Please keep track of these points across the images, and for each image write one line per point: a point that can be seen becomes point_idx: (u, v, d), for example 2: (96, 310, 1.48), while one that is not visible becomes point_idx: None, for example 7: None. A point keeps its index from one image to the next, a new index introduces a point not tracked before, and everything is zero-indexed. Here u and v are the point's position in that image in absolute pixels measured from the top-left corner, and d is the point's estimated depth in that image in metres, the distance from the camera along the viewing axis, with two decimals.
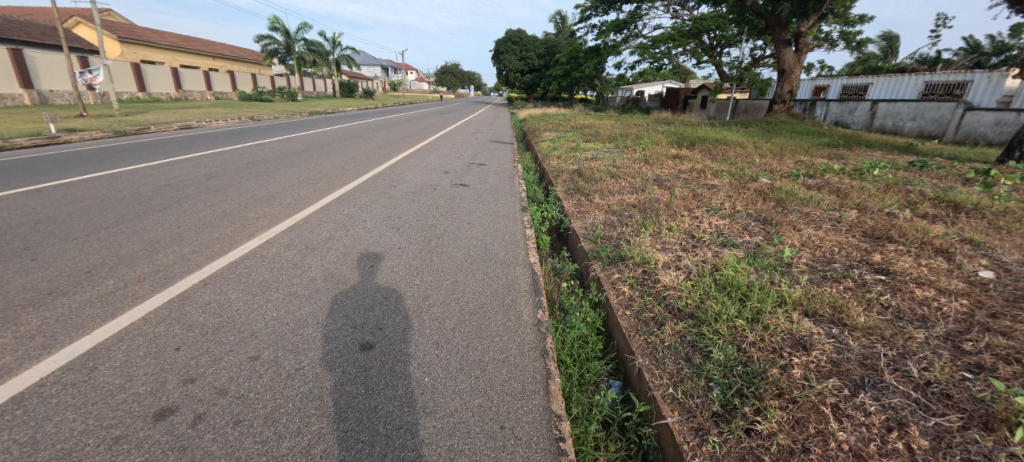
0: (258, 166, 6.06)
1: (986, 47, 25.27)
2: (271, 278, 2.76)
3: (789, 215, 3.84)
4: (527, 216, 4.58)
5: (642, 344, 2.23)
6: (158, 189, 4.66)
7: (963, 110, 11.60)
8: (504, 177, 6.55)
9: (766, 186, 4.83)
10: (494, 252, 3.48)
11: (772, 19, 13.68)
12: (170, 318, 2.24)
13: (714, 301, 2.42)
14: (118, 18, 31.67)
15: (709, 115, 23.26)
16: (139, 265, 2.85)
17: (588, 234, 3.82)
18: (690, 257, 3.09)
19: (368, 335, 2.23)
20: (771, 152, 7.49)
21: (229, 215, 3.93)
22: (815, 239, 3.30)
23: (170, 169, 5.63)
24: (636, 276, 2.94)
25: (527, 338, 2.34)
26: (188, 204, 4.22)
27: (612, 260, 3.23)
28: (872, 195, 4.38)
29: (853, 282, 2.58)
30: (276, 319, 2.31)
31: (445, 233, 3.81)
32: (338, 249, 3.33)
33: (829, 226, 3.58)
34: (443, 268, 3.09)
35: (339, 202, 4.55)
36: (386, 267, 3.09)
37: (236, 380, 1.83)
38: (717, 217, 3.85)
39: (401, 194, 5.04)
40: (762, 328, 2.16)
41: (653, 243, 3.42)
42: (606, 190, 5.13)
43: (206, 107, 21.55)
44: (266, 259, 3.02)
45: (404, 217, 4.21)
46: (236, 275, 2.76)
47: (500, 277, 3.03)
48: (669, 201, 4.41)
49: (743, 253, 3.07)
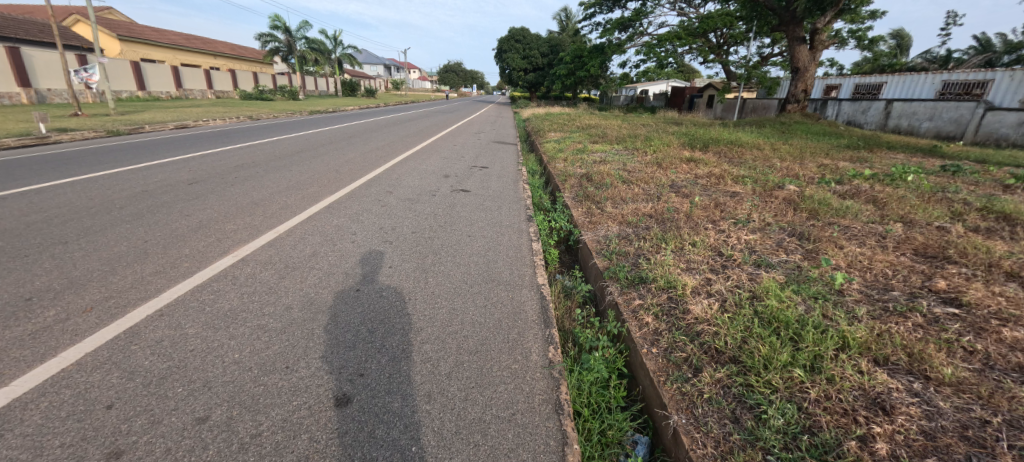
0: (246, 170, 5.70)
1: (998, 47, 24.69)
2: (239, 307, 2.37)
3: (826, 229, 3.44)
4: (534, 227, 4.20)
5: (676, 395, 1.84)
6: (133, 197, 4.29)
7: (983, 110, 11.21)
8: (508, 182, 6.17)
9: (795, 194, 4.42)
10: (498, 271, 3.10)
11: (786, 15, 13.23)
12: (108, 364, 1.87)
13: (760, 341, 2.02)
14: (120, 16, 31.49)
15: (716, 114, 22.81)
16: (88, 291, 2.47)
17: (601, 250, 3.44)
18: (722, 281, 2.68)
19: (345, 383, 1.85)
20: (791, 155, 7.06)
21: (204, 227, 3.55)
22: (862, 259, 2.89)
23: (151, 173, 5.28)
24: (660, 303, 2.55)
25: (537, 386, 1.95)
26: (163, 213, 3.86)
27: (631, 283, 2.84)
28: (914, 206, 3.95)
29: (922, 317, 2.18)
30: (237, 362, 1.93)
31: (444, 248, 3.43)
32: (321, 268, 2.94)
33: (874, 243, 3.17)
34: (439, 293, 2.70)
35: (329, 211, 4.17)
36: (374, 291, 2.69)
37: (173, 456, 1.45)
38: (746, 231, 3.45)
39: (396, 201, 4.67)
40: (827, 381, 1.76)
41: (676, 262, 3.03)
42: (618, 198, 4.73)
43: (205, 106, 21.18)
44: (238, 282, 2.64)
45: (398, 229, 3.83)
46: (199, 304, 2.38)
47: (506, 303, 2.65)
48: (689, 211, 4.01)
49: (784, 277, 2.67)
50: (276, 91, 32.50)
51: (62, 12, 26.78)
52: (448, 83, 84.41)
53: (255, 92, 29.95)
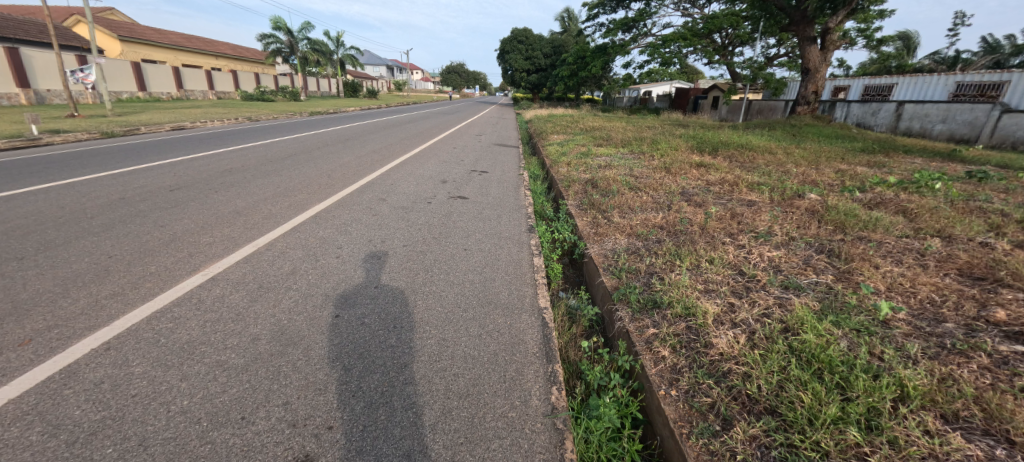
0: (234, 175, 5.43)
1: (1007, 48, 24.26)
2: (199, 339, 2.08)
3: (857, 244, 3.12)
4: (535, 239, 3.89)
5: (703, 455, 1.54)
6: (108, 205, 4.03)
7: (1000, 112, 10.86)
8: (508, 187, 5.88)
9: (818, 204, 4.09)
10: (495, 291, 2.80)
11: (796, 14, 12.96)
12: (32, 415, 1.59)
13: (802, 390, 1.71)
14: (121, 17, 31.43)
15: (721, 116, 22.45)
16: (31, 318, 2.18)
17: (610, 266, 3.15)
18: (748, 308, 2.37)
19: (309, 439, 1.56)
20: (805, 160, 6.72)
21: (177, 240, 3.27)
22: (903, 281, 2.59)
23: (133, 178, 5.02)
24: (679, 333, 2.24)
25: (537, 442, 1.63)
26: (135, 224, 3.58)
27: (644, 307, 2.54)
28: (950, 218, 3.62)
29: (989, 357, 1.86)
30: (184, 412, 1.64)
31: (436, 265, 3.14)
32: (299, 289, 2.63)
33: (912, 262, 2.87)
34: (429, 319, 2.41)
35: (315, 220, 3.89)
36: (356, 317, 2.38)
37: None
38: (769, 247, 3.13)
39: (389, 210, 4.38)
40: (889, 446, 1.44)
41: (694, 283, 2.72)
42: (626, 206, 4.44)
43: (205, 107, 21.00)
44: (201, 307, 2.35)
45: (388, 241, 3.54)
46: (154, 335, 2.09)
47: (503, 332, 2.35)
48: (703, 223, 3.70)
49: (817, 304, 2.36)
50: (278, 91, 32.32)
51: (64, 13, 26.68)
52: (450, 84, 84.23)
53: (256, 92, 29.74)
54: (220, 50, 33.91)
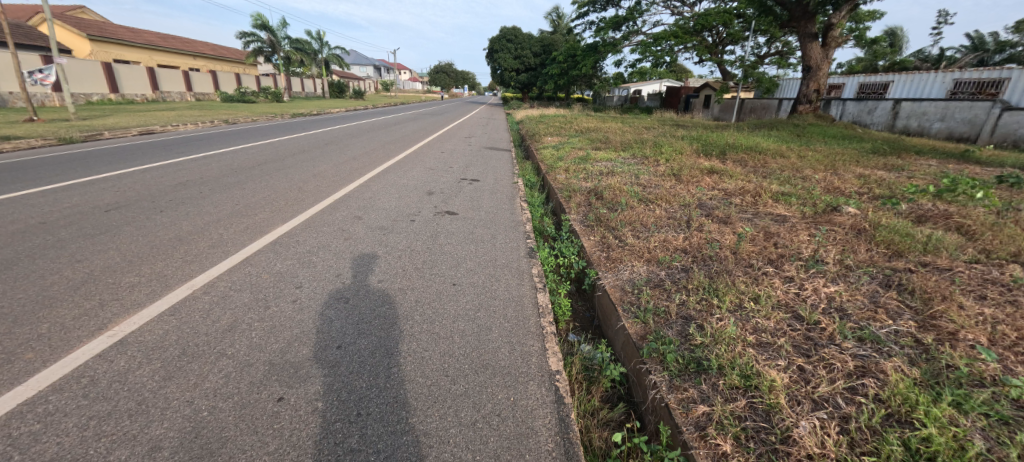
0: (187, 189, 4.75)
1: (990, 44, 24.38)
2: (70, 452, 1.45)
3: (928, 276, 2.58)
4: (538, 267, 3.30)
5: None
6: (20, 232, 3.34)
7: (1000, 110, 10.52)
8: (503, 199, 5.28)
9: (861, 220, 3.55)
10: (494, 348, 2.20)
11: (797, 9, 12.53)
12: None
13: None
14: (92, 16, 29.97)
15: (715, 115, 22.04)
16: None
17: (632, 304, 2.57)
18: (829, 379, 1.78)
19: None
20: (821, 164, 6.25)
21: (93, 282, 2.61)
22: (1011, 332, 2.03)
23: (65, 196, 4.30)
24: (743, 416, 1.66)
25: None
26: (44, 259, 2.90)
27: (687, 370, 1.96)
28: (1017, 237, 3.11)
29: None
30: None
31: (419, 309, 2.52)
32: (234, 356, 1.99)
33: (1000, 299, 2.34)
34: (408, 399, 1.80)
35: (272, 249, 3.24)
36: (307, 399, 1.76)
37: None
38: (824, 280, 2.60)
39: (365, 231, 3.76)
40: None
41: (744, 333, 2.15)
42: (638, 224, 3.86)
43: (180, 109, 19.86)
44: (92, 394, 1.71)
45: (362, 276, 2.90)
46: (7, 447, 1.46)
47: (509, 416, 1.75)
48: (735, 246, 3.15)
49: (915, 370, 1.80)
50: (260, 92, 31.29)
51: (28, 11, 25.29)
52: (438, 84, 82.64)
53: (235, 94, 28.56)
54: (199, 50, 32.65)
